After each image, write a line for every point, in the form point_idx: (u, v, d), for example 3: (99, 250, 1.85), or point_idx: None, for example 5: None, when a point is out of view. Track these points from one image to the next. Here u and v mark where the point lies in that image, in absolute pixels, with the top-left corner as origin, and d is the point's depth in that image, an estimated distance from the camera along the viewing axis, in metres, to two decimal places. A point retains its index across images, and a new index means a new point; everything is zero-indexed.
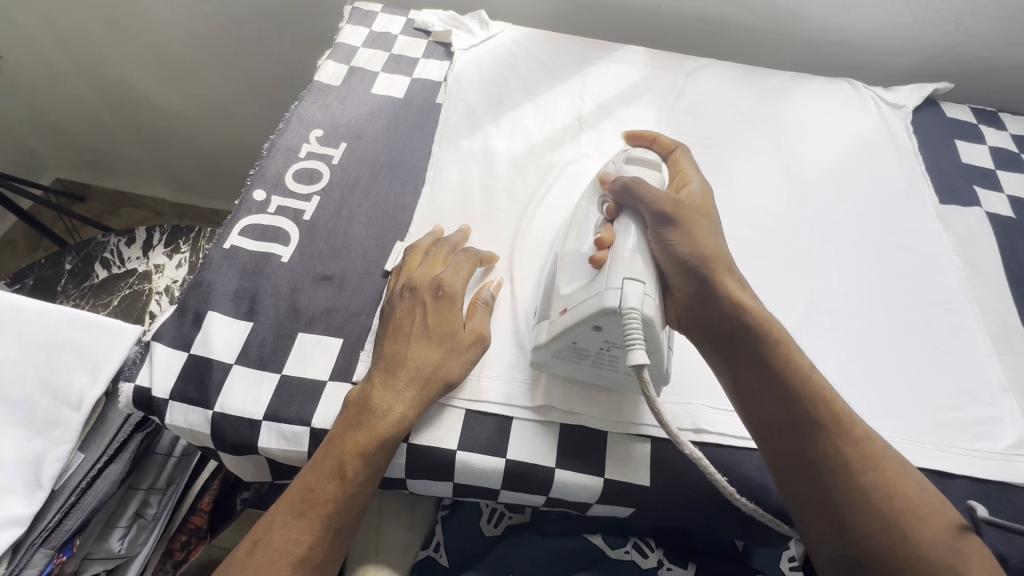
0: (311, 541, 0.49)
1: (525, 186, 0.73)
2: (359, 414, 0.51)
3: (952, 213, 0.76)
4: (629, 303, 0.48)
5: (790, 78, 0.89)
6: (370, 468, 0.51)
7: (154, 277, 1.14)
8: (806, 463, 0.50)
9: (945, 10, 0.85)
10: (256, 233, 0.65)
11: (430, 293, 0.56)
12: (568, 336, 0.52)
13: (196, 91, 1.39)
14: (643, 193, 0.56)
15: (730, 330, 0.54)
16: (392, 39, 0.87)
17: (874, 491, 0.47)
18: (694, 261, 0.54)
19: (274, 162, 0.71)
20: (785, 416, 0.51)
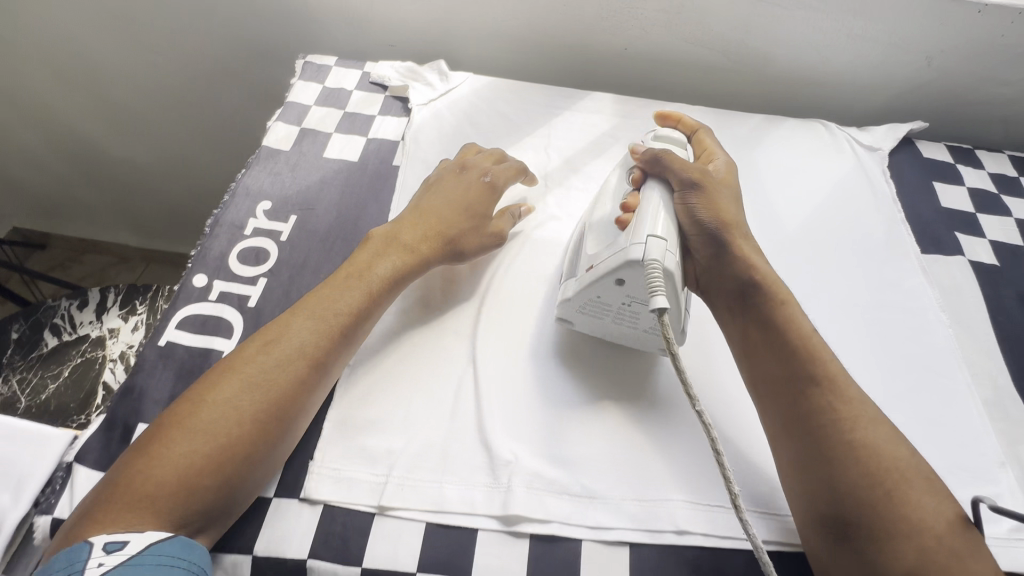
0: (322, 347, 0.54)
1: (489, 255, 0.68)
2: (377, 255, 0.62)
3: (933, 263, 0.73)
4: (653, 257, 0.52)
5: (763, 121, 0.87)
6: (388, 284, 0.60)
7: (108, 342, 1.08)
8: (803, 420, 0.53)
9: (915, 49, 0.83)
10: (195, 325, 0.60)
11: (478, 178, 0.68)
12: (595, 291, 0.57)
13: (152, 138, 1.33)
14: (672, 164, 0.61)
15: (734, 286, 0.60)
16: (346, 95, 0.83)
17: (863, 446, 0.50)
18: (713, 225, 0.59)
19: (217, 242, 0.66)
20: (786, 373, 0.55)
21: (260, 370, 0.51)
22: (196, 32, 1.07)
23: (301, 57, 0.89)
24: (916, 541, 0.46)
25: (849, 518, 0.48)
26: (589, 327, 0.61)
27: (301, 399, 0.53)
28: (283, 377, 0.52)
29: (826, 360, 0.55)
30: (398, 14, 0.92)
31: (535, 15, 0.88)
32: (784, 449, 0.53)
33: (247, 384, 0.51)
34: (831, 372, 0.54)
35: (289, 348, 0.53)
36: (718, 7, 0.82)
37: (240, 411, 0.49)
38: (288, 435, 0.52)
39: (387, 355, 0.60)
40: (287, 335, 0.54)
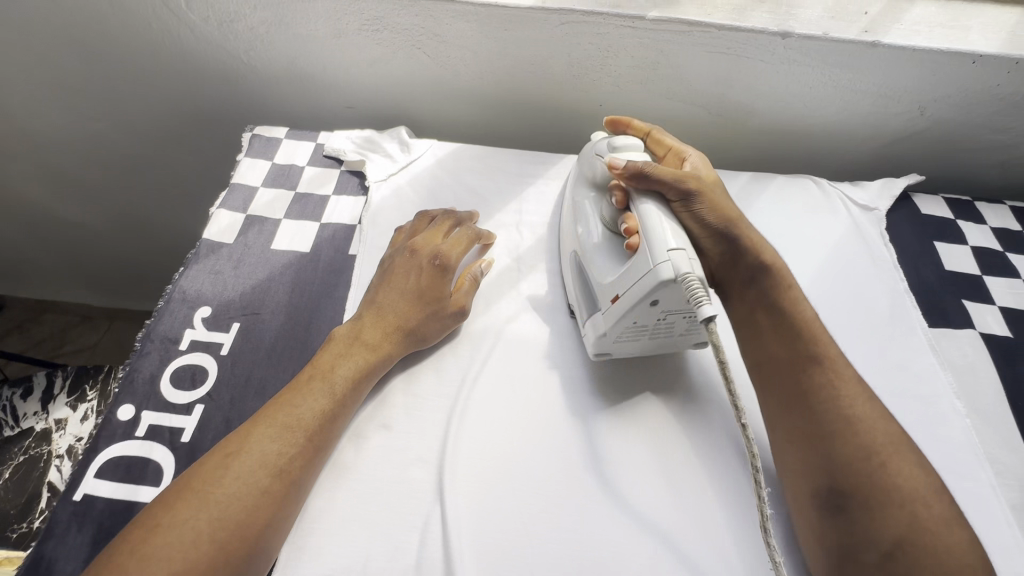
0: (289, 455, 0.48)
1: (457, 359, 0.61)
2: (342, 355, 0.55)
3: (941, 339, 0.67)
4: (683, 268, 0.50)
5: (750, 180, 0.81)
6: (356, 379, 0.54)
7: (55, 435, 0.90)
8: (801, 397, 0.50)
9: (908, 98, 0.78)
10: (118, 471, 0.52)
11: (428, 260, 0.61)
12: (630, 315, 0.54)
13: (86, 208, 1.19)
14: (661, 173, 0.57)
15: (744, 274, 0.58)
16: (297, 173, 0.76)
17: (859, 421, 0.48)
18: (717, 223, 0.58)
19: (147, 362, 0.59)
20: (787, 353, 0.53)
21: (225, 487, 0.45)
22: (127, 103, 0.97)
23: (248, 129, 0.82)
24: (910, 512, 0.43)
25: (846, 492, 0.45)
26: (628, 349, 0.58)
27: (271, 521, 0.46)
28: (250, 490, 0.46)
29: (827, 342, 0.53)
30: (352, 75, 0.85)
31: (499, 74, 0.82)
32: (777, 421, 0.52)
33: (210, 505, 0.44)
34: (833, 354, 0.52)
35: (252, 458, 0.47)
36: (695, 63, 0.77)
37: (203, 535, 0.43)
38: (252, 565, 0.45)
39: (341, 497, 0.52)
40: (249, 446, 0.48)
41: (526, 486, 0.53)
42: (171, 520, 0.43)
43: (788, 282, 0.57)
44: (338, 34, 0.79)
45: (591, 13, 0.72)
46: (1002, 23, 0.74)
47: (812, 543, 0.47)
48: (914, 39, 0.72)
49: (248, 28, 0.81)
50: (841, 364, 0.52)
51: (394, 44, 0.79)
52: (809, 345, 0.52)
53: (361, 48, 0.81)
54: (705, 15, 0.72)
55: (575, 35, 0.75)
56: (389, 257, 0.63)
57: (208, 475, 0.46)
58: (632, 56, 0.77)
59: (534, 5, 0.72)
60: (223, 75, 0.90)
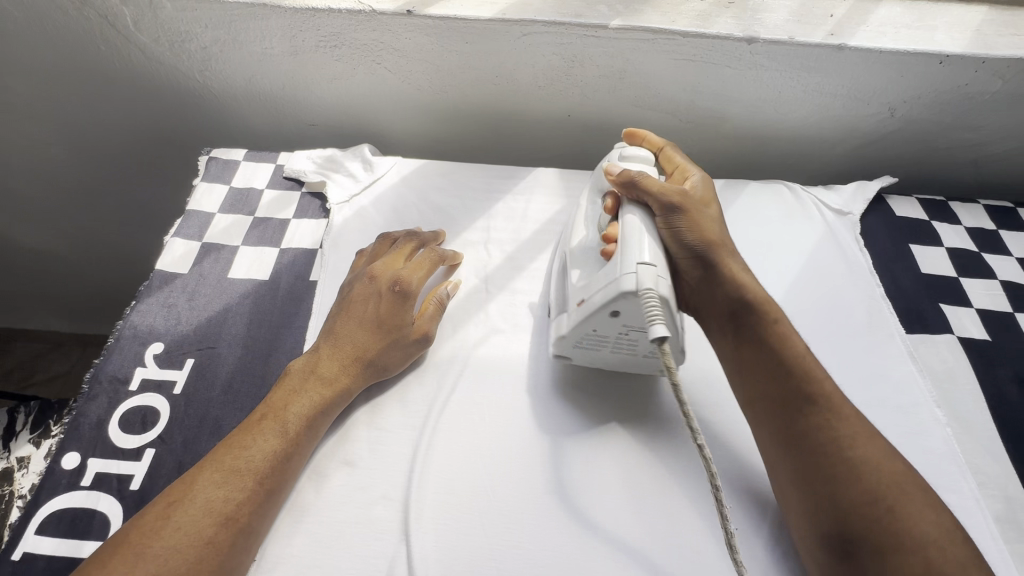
0: (239, 500, 0.46)
1: (423, 389, 0.59)
2: (297, 390, 0.53)
3: (919, 346, 0.66)
4: (646, 284, 0.49)
5: (722, 188, 0.79)
6: (311, 416, 0.52)
7: (16, 475, 0.82)
8: (799, 440, 0.48)
9: (877, 100, 0.77)
10: (61, 526, 0.49)
11: (387, 287, 0.59)
12: (589, 324, 0.54)
13: (45, 235, 1.14)
14: (649, 184, 0.58)
15: (723, 309, 0.56)
16: (256, 197, 0.73)
17: (862, 463, 0.45)
18: (697, 244, 0.57)
19: (94, 406, 0.56)
20: (778, 393, 0.50)
21: (164, 539, 0.43)
22: (82, 127, 0.93)
23: (205, 152, 0.79)
24: (925, 556, 0.41)
25: (854, 538, 0.43)
26: (590, 358, 0.58)
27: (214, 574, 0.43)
28: (191, 541, 0.43)
29: (821, 377, 0.50)
30: (312, 92, 0.82)
31: (463, 87, 0.80)
32: (778, 465, 0.49)
33: (147, 559, 0.42)
34: (830, 391, 0.49)
35: (198, 506, 0.45)
36: (662, 71, 0.75)
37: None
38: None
39: (301, 541, 0.50)
40: (195, 493, 0.46)
41: (496, 523, 0.50)
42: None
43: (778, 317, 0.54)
44: (294, 51, 0.77)
45: (553, 24, 0.70)
46: (967, 21, 0.74)
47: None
48: (880, 41, 0.71)
49: (202, 47, 0.78)
50: (838, 400, 0.49)
51: (354, 61, 0.77)
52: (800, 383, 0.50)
53: (319, 64, 0.78)
54: (669, 22, 0.71)
55: (538, 46, 0.73)
56: (347, 283, 0.61)
57: (147, 529, 0.43)
58: (597, 66, 0.75)
59: (494, 16, 0.70)
60: (180, 96, 0.86)
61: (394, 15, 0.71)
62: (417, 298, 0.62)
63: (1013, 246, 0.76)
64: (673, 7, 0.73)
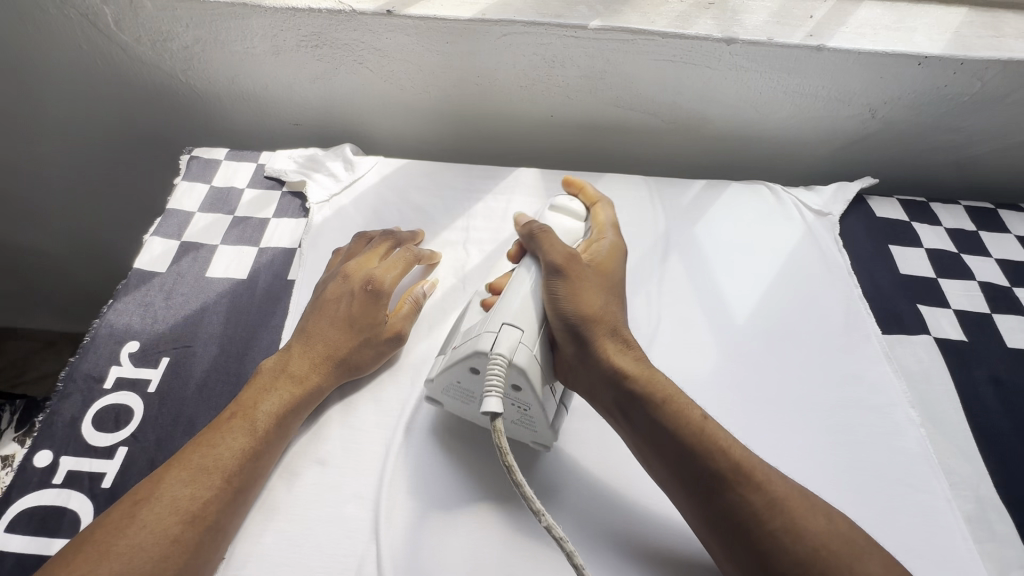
0: (205, 499, 0.46)
1: (397, 388, 0.59)
2: (266, 390, 0.53)
3: (895, 346, 0.66)
4: (499, 348, 0.49)
5: (704, 188, 0.80)
6: (279, 417, 0.52)
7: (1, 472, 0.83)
8: (718, 518, 0.45)
9: (857, 101, 0.77)
10: (32, 523, 0.50)
11: (360, 286, 0.59)
12: (452, 376, 0.52)
13: (34, 234, 1.14)
14: (543, 242, 0.57)
15: (609, 388, 0.51)
16: (236, 196, 0.73)
17: (784, 535, 0.43)
18: (573, 318, 0.52)
19: (68, 403, 0.56)
20: (685, 472, 0.47)
21: (128, 537, 0.43)
22: (69, 127, 0.94)
23: (187, 151, 0.79)
24: None
25: None
26: (459, 410, 0.55)
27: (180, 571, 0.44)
28: (156, 539, 0.43)
29: (726, 447, 0.47)
30: (294, 92, 0.83)
31: (445, 87, 0.80)
32: (706, 538, 0.47)
33: (111, 557, 0.42)
34: (740, 461, 0.46)
35: (163, 505, 0.45)
36: (643, 71, 0.75)
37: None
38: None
39: (272, 539, 0.50)
40: (160, 492, 0.46)
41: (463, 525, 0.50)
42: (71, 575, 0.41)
43: (668, 392, 0.50)
44: (276, 51, 0.77)
45: (532, 24, 0.71)
46: (947, 23, 0.74)
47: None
48: (859, 42, 0.71)
49: (183, 47, 0.78)
50: (749, 465, 0.46)
51: (335, 60, 0.77)
52: (704, 462, 0.46)
53: (301, 64, 0.78)
54: (649, 22, 0.71)
55: (519, 46, 0.73)
56: (322, 281, 0.61)
57: (113, 526, 0.44)
58: (578, 66, 0.75)
59: (474, 17, 0.71)
60: (163, 95, 0.87)
61: (374, 15, 0.71)
62: (392, 298, 0.62)
63: (993, 248, 0.76)
64: (653, 8, 0.73)
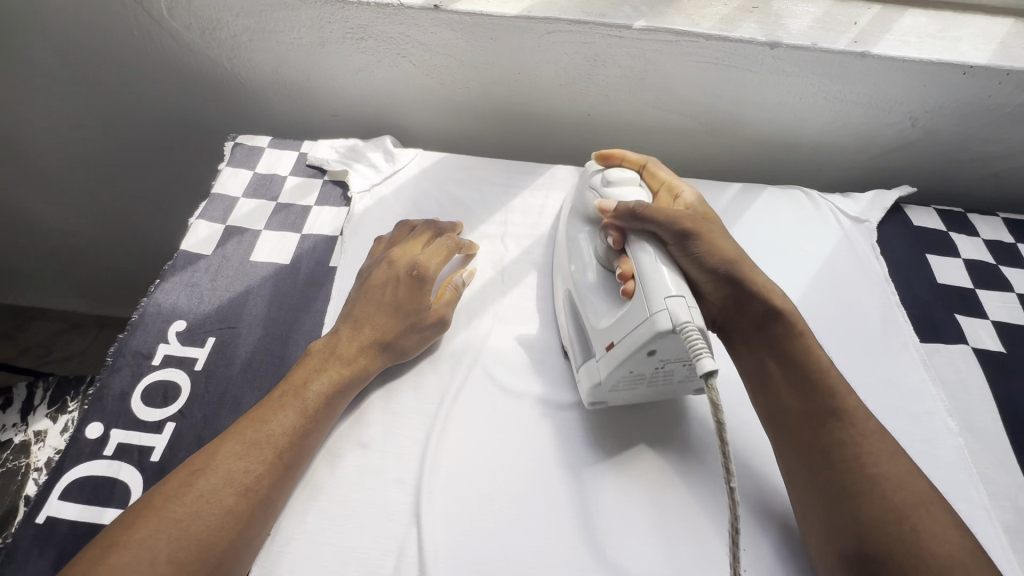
0: (258, 472, 0.47)
1: (438, 376, 0.60)
2: (317, 370, 0.54)
3: (932, 355, 0.66)
4: (681, 318, 0.47)
5: (741, 191, 0.80)
6: (329, 395, 0.53)
7: (33, 447, 0.85)
8: (824, 457, 0.49)
9: (898, 109, 0.77)
10: (84, 492, 0.51)
11: (406, 271, 0.60)
12: (625, 366, 0.51)
13: (70, 217, 1.16)
14: (653, 215, 0.55)
15: (752, 318, 0.57)
16: (279, 183, 0.75)
17: (884, 480, 0.47)
18: (721, 267, 0.57)
19: (118, 377, 0.57)
20: (803, 408, 0.52)
21: (186, 505, 0.44)
22: (112, 113, 0.96)
23: (231, 138, 0.80)
24: None
25: (877, 559, 0.44)
26: (625, 398, 0.56)
27: (234, 541, 0.45)
28: (211, 508, 0.44)
29: (845, 391, 0.52)
30: (336, 83, 0.84)
31: (485, 83, 0.81)
32: (799, 482, 0.50)
33: (170, 522, 0.43)
34: (851, 405, 0.51)
35: (218, 476, 0.46)
36: (684, 72, 0.75)
37: (160, 553, 0.41)
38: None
39: (316, 519, 0.51)
40: (215, 464, 0.47)
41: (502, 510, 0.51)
42: (132, 537, 0.42)
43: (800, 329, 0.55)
44: (322, 42, 0.78)
45: (577, 22, 0.71)
46: (992, 33, 0.74)
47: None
48: (903, 50, 0.71)
49: (231, 35, 0.80)
50: (861, 416, 0.50)
51: (379, 53, 0.78)
52: (822, 399, 0.51)
53: (346, 56, 0.80)
54: (693, 24, 0.72)
55: (562, 44, 0.74)
56: (366, 273, 0.62)
57: (169, 493, 0.45)
58: (619, 66, 0.76)
59: (520, 14, 0.71)
60: (208, 84, 0.88)
61: (422, 9, 0.72)
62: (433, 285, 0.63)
63: None
64: (696, 10, 0.73)
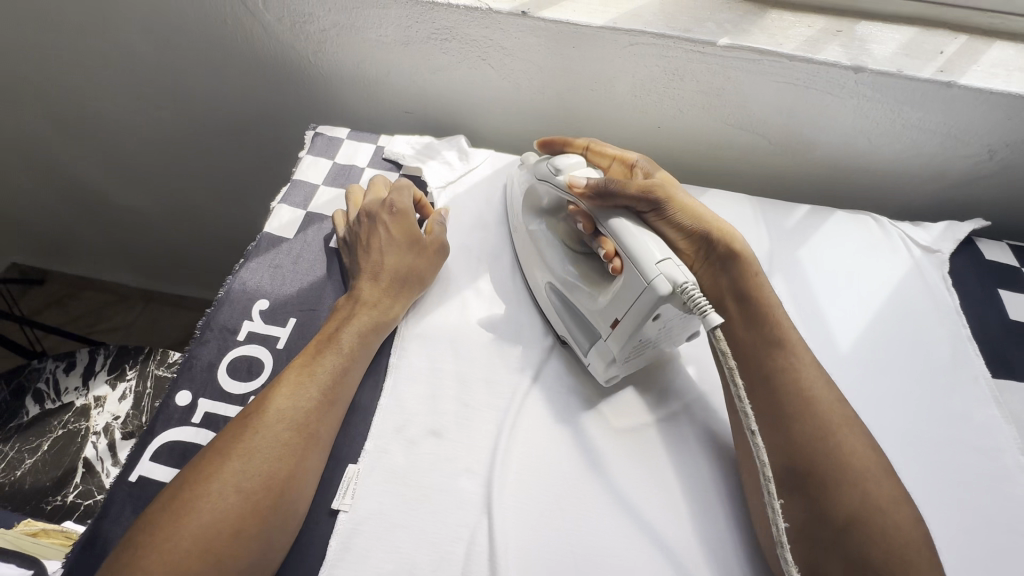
0: (307, 409, 0.52)
1: (508, 372, 0.61)
2: (347, 319, 0.59)
3: (1002, 391, 0.65)
4: (680, 280, 0.50)
5: (810, 213, 0.80)
6: (360, 338, 0.58)
7: (93, 412, 0.89)
8: (763, 381, 0.55)
9: (977, 141, 0.76)
10: (174, 456, 0.54)
11: (387, 212, 0.66)
12: (637, 335, 0.54)
13: (140, 193, 1.21)
14: (623, 191, 0.58)
15: (710, 263, 0.61)
16: (357, 174, 0.77)
17: (816, 403, 0.52)
18: (689, 226, 0.60)
19: (205, 350, 0.60)
20: (750, 339, 0.57)
21: (246, 443, 0.49)
22: (194, 98, 0.99)
23: (311, 128, 0.83)
24: (863, 490, 0.48)
25: (802, 472, 0.50)
26: (632, 364, 0.59)
27: (294, 474, 0.49)
28: (272, 447, 0.49)
29: (787, 326, 0.58)
30: (414, 81, 0.86)
31: (561, 89, 0.82)
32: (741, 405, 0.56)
33: (233, 457, 0.48)
34: (793, 339, 0.56)
35: (274, 417, 0.50)
36: (763, 91, 0.76)
37: (228, 485, 0.46)
38: (281, 522, 0.47)
39: (389, 500, 0.52)
40: (268, 405, 0.51)
41: (570, 509, 0.52)
42: (202, 473, 0.47)
43: (755, 271, 0.60)
44: (407, 41, 0.81)
45: (662, 36, 0.72)
46: None
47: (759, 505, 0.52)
48: (991, 82, 0.70)
49: (320, 30, 0.83)
50: (800, 348, 0.56)
51: (460, 55, 0.80)
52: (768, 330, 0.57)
53: (428, 56, 0.82)
54: (777, 45, 0.72)
55: (643, 57, 0.75)
56: (351, 233, 0.66)
57: (232, 435, 0.49)
58: (697, 81, 0.76)
59: (606, 25, 0.73)
60: (290, 74, 0.91)
61: (509, 15, 0.74)
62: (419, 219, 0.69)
63: None
64: (780, 30, 0.74)
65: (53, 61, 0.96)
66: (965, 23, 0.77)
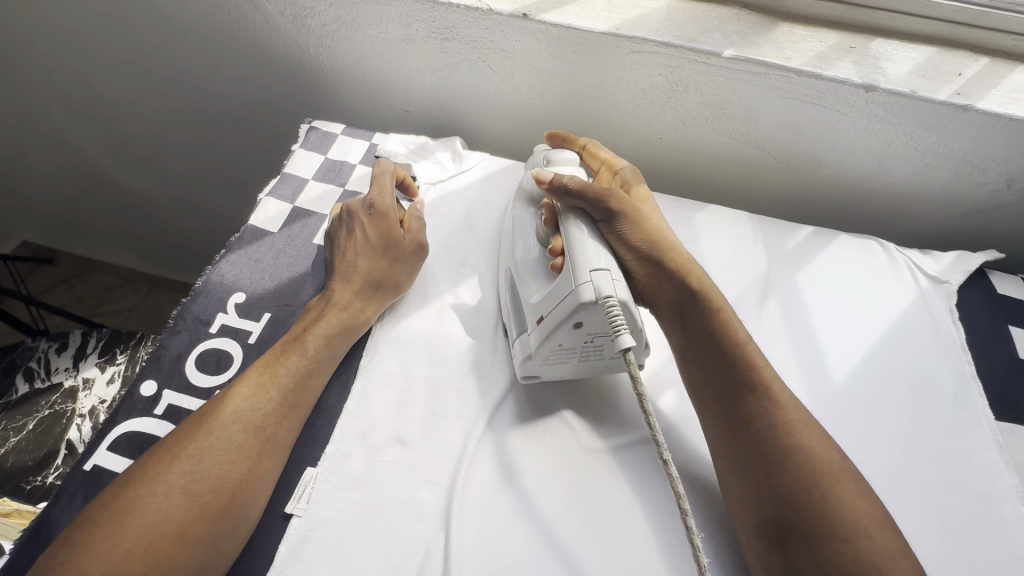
0: (263, 412, 0.51)
1: (482, 382, 0.59)
2: (314, 322, 0.58)
3: (1007, 435, 0.62)
4: (605, 292, 0.49)
5: (813, 234, 0.76)
6: (324, 342, 0.57)
7: (81, 394, 0.89)
8: (742, 429, 0.51)
9: (994, 168, 0.72)
10: (132, 446, 0.53)
11: (364, 212, 0.64)
12: (554, 339, 0.53)
13: (146, 180, 1.22)
14: (580, 188, 0.58)
15: (672, 295, 0.59)
16: (348, 170, 0.76)
17: (799, 451, 0.49)
18: (646, 247, 0.59)
19: (176, 340, 0.59)
20: (722, 382, 0.54)
21: (197, 443, 0.48)
22: (199, 88, 1.00)
23: (307, 122, 0.82)
24: (854, 546, 0.45)
25: (789, 526, 0.47)
26: (558, 372, 0.57)
27: (245, 478, 0.48)
28: (223, 448, 0.48)
29: (761, 365, 0.55)
30: (414, 80, 0.85)
31: (561, 94, 0.80)
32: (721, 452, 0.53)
33: (182, 458, 0.47)
34: (768, 378, 0.53)
35: (228, 417, 0.50)
36: (769, 107, 0.73)
37: (175, 486, 0.45)
38: (229, 527, 0.46)
39: (346, 508, 0.50)
40: (224, 406, 0.50)
41: (534, 530, 0.50)
42: (148, 472, 0.46)
43: (718, 305, 0.57)
44: (407, 39, 0.80)
45: (664, 45, 0.70)
46: None
47: (753, 562, 0.49)
48: (1010, 107, 0.67)
49: (321, 24, 0.82)
50: (777, 388, 0.53)
51: (459, 54, 0.79)
52: (740, 372, 0.53)
53: (428, 56, 0.81)
54: (785, 58, 0.69)
55: (645, 65, 0.73)
56: (332, 228, 0.66)
57: (184, 436, 0.48)
58: (701, 92, 0.74)
59: (607, 30, 0.71)
60: (292, 68, 0.91)
61: (509, 17, 0.72)
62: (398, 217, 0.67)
63: None
64: (790, 44, 0.71)
65: (63, 46, 0.97)
66: (986, 45, 0.73)
